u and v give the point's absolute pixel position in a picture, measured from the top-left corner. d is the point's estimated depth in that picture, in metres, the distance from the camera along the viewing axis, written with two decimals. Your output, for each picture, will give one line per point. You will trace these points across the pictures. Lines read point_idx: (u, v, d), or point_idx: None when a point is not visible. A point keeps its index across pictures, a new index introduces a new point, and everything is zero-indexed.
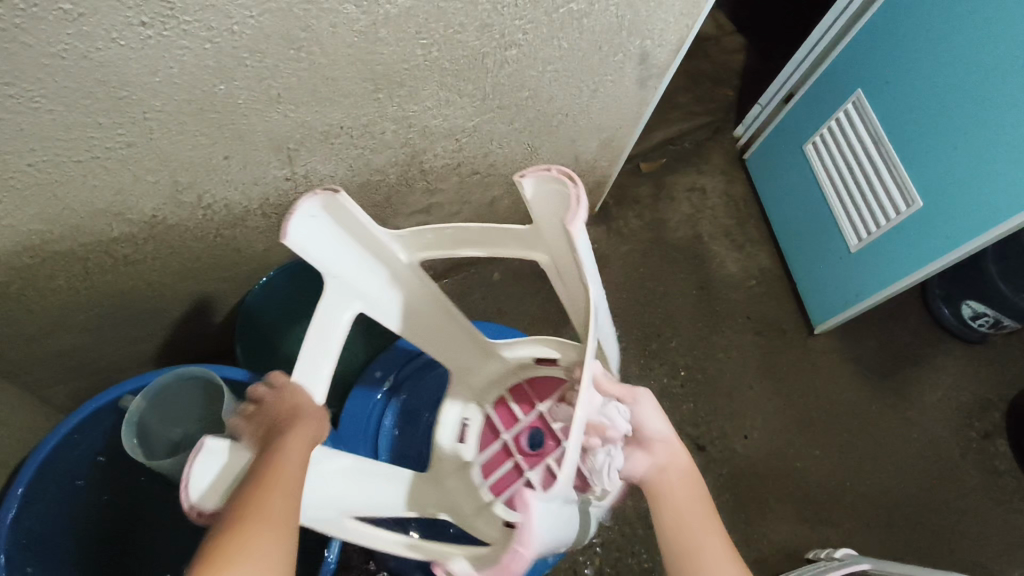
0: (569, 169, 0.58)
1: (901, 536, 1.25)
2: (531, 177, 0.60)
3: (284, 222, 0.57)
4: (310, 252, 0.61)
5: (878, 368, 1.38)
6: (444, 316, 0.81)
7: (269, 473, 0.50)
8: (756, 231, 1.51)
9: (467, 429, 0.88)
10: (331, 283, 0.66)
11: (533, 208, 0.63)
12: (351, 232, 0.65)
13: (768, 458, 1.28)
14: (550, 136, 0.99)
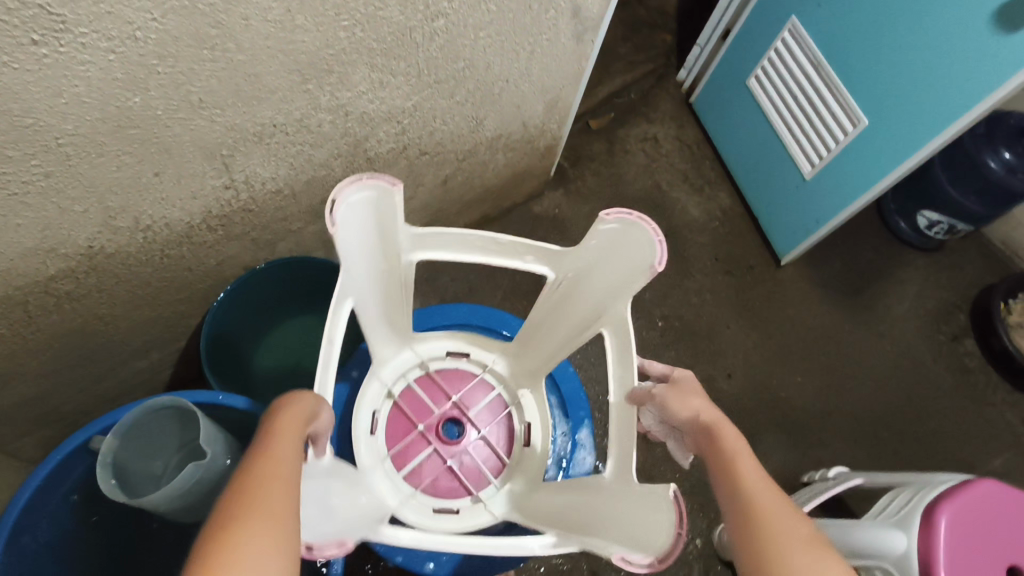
0: (657, 225, 0.58)
1: (888, 445, 1.29)
2: (615, 218, 0.61)
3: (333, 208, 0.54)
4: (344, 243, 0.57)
5: (847, 289, 1.41)
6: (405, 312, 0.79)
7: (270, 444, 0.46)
8: (712, 173, 1.51)
9: (375, 419, 0.81)
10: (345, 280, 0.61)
11: (594, 236, 0.64)
12: (375, 227, 0.61)
13: (754, 393, 1.30)
14: (494, 104, 0.96)
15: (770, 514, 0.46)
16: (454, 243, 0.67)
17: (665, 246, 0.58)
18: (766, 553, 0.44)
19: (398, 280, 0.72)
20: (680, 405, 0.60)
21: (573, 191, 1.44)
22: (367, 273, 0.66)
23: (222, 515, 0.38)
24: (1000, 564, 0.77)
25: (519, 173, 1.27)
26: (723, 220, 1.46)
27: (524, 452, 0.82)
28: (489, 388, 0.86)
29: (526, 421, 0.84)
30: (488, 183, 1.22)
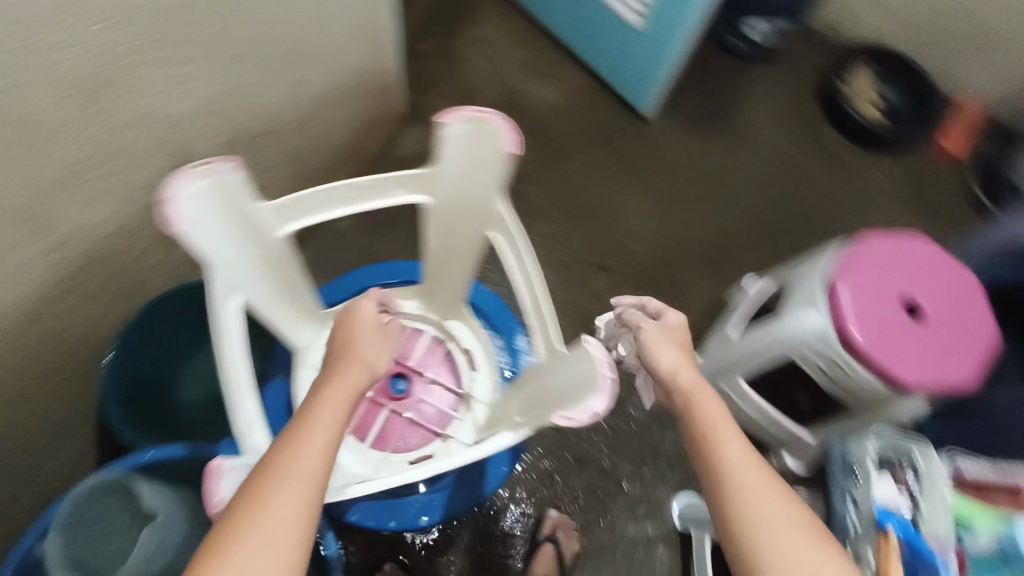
0: (500, 114, 0.57)
1: (790, 244, 1.40)
2: (454, 120, 0.58)
3: (164, 206, 0.50)
4: (197, 240, 0.53)
5: (710, 120, 1.47)
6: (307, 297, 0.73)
7: (308, 431, 0.52)
8: (555, 56, 1.51)
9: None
10: (220, 278, 0.57)
11: (446, 150, 0.61)
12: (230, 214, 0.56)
13: (662, 244, 1.36)
14: (311, 61, 0.91)
15: (742, 481, 0.57)
16: (321, 202, 0.62)
17: (514, 130, 0.57)
18: (739, 519, 0.55)
19: (287, 265, 0.66)
20: (662, 351, 0.68)
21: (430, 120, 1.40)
22: (246, 265, 0.61)
23: (244, 501, 0.47)
24: (896, 301, 0.87)
25: (369, 121, 1.22)
26: (579, 96, 1.47)
27: (472, 377, 0.84)
28: (420, 334, 0.86)
29: (465, 350, 0.86)
30: (342, 142, 1.17)
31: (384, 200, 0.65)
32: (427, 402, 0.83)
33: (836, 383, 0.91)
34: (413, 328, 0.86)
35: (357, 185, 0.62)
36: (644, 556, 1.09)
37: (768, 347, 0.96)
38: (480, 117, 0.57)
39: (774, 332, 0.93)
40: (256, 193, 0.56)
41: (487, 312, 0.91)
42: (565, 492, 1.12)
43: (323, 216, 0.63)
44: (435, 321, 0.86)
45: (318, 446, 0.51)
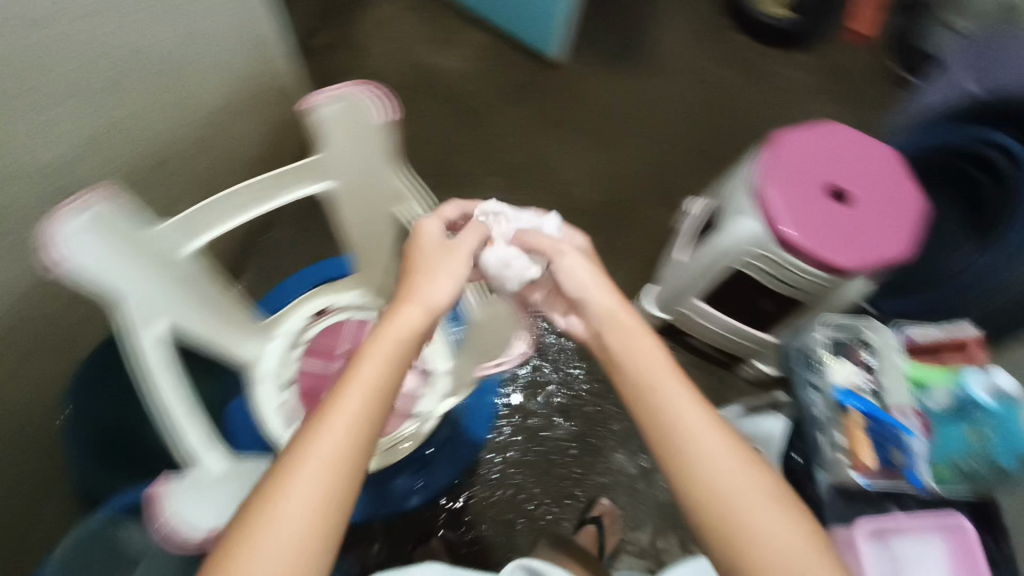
0: (376, 88, 0.58)
1: (722, 153, 1.38)
2: (318, 100, 0.58)
3: (47, 231, 0.49)
4: (93, 270, 0.52)
5: (618, 51, 1.47)
6: (220, 286, 0.69)
7: (354, 386, 0.49)
8: (452, 20, 1.48)
9: (288, 411, 0.79)
10: (128, 298, 0.56)
11: (317, 137, 0.61)
12: (124, 234, 0.54)
13: (601, 183, 1.34)
14: (182, 75, 0.85)
15: (724, 496, 0.49)
16: (207, 213, 0.61)
17: (380, 96, 0.57)
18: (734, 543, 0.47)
19: (200, 276, 0.65)
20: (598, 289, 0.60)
21: None
22: (144, 279, 0.57)
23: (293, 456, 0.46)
24: (824, 189, 0.89)
25: (276, 130, 1.15)
26: (499, 57, 1.44)
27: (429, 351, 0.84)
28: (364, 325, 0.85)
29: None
30: (252, 157, 1.10)
31: (276, 198, 0.64)
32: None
33: (786, 282, 0.92)
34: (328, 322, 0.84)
35: (247, 185, 0.61)
36: (644, 489, 1.13)
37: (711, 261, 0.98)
38: (347, 95, 0.58)
39: (717, 246, 0.95)
40: (138, 218, 0.55)
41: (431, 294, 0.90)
42: (556, 446, 1.14)
43: (222, 228, 0.62)
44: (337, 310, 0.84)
45: (353, 427, 0.47)
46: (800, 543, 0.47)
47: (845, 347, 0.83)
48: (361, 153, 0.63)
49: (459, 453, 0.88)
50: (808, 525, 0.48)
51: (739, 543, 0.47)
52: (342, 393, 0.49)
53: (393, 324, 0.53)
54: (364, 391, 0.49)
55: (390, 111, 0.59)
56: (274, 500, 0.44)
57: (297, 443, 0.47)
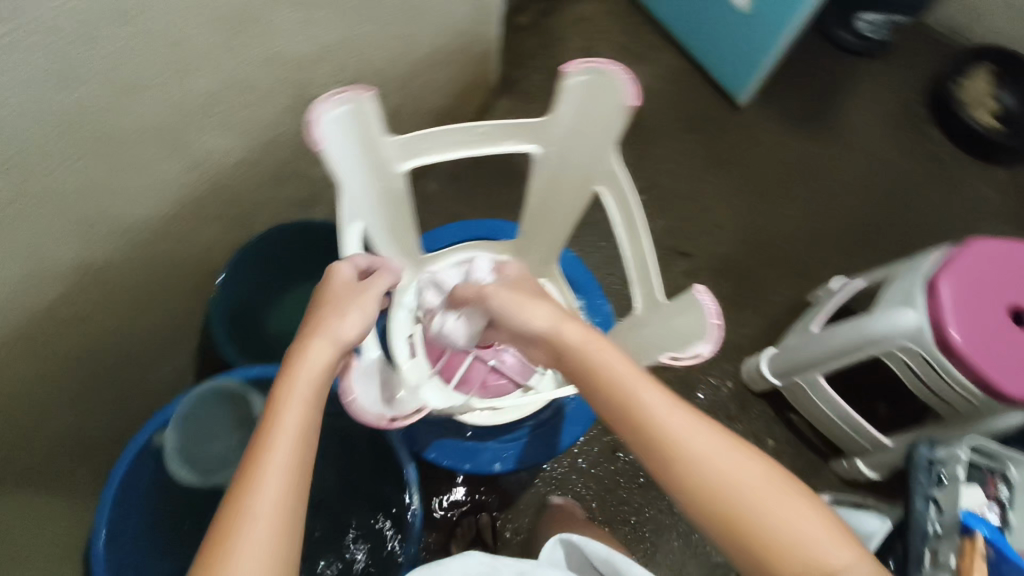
0: (623, 66, 0.57)
1: (877, 246, 1.34)
2: (575, 69, 0.59)
3: (309, 110, 0.52)
4: (334, 160, 0.56)
5: (805, 113, 1.44)
6: (405, 211, 0.72)
7: (278, 436, 0.44)
8: (651, 36, 1.50)
9: (412, 343, 0.84)
10: (346, 194, 0.60)
11: (557, 102, 0.62)
12: (363, 136, 0.59)
13: (745, 237, 1.34)
14: (421, 18, 0.90)
15: (726, 495, 0.46)
16: (434, 145, 0.64)
17: (634, 82, 0.57)
18: (737, 528, 0.45)
19: (398, 196, 0.69)
20: (527, 311, 0.61)
21: (520, 93, 1.39)
22: (358, 182, 0.62)
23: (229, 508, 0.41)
24: (1000, 307, 0.86)
25: (465, 88, 1.20)
26: (685, 86, 1.45)
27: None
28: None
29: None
30: (437, 107, 1.16)
31: (494, 147, 0.67)
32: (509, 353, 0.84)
33: (930, 387, 0.91)
34: None
35: (474, 127, 0.63)
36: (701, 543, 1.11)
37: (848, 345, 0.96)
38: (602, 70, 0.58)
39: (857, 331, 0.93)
40: (386, 125, 0.59)
41: (577, 285, 0.90)
42: (630, 469, 1.13)
43: (436, 157, 0.66)
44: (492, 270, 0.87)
45: (290, 478, 0.43)
46: (819, 530, 0.45)
47: (981, 474, 0.81)
48: (584, 131, 0.64)
49: (555, 435, 0.85)
50: (833, 525, 0.45)
51: (757, 540, 0.45)
52: (264, 448, 0.43)
53: (304, 364, 0.49)
54: (300, 417, 0.46)
55: (636, 90, 0.57)
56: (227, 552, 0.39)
57: (228, 506, 0.41)
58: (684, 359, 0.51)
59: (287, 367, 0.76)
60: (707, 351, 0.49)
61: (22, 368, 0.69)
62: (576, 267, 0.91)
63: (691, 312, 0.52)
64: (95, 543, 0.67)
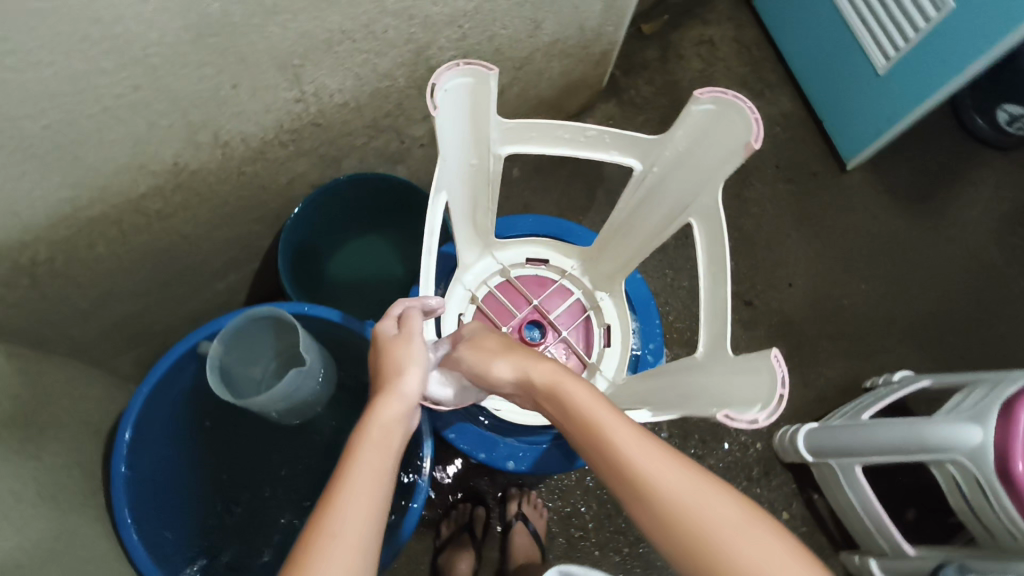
0: (751, 102, 0.54)
1: (953, 348, 1.26)
2: (708, 96, 0.56)
3: (431, 76, 0.52)
4: (441, 129, 0.56)
5: (913, 192, 1.36)
6: (492, 196, 0.72)
7: (358, 468, 0.44)
8: (773, 75, 1.44)
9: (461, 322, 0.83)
10: (442, 165, 0.60)
11: (679, 122, 0.60)
12: (475, 111, 0.58)
13: (815, 303, 1.29)
14: (553, 5, 0.88)
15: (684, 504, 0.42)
16: (541, 136, 0.63)
17: (762, 123, 0.53)
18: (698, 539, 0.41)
19: (489, 179, 0.68)
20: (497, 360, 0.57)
21: (625, 101, 1.36)
22: (457, 154, 0.61)
23: (304, 540, 0.40)
24: None
25: (573, 83, 1.18)
26: (794, 134, 1.39)
27: (603, 353, 0.83)
28: (567, 294, 0.87)
29: (605, 324, 0.85)
30: (542, 96, 1.15)
31: (599, 152, 0.65)
32: (552, 357, 0.83)
33: (976, 509, 0.87)
34: (541, 272, 0.87)
35: (584, 129, 0.62)
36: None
37: (895, 449, 0.91)
38: (733, 102, 0.55)
39: (907, 436, 0.88)
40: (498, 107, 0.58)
41: (636, 307, 0.88)
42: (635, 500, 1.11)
43: (538, 150, 0.64)
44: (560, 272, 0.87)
45: (368, 505, 0.42)
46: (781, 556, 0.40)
47: None
48: (696, 158, 0.61)
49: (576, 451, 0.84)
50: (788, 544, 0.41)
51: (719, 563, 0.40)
52: (344, 480, 0.43)
53: (378, 414, 0.50)
54: (374, 456, 0.46)
55: (761, 130, 0.54)
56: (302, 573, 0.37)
57: (305, 536, 0.40)
58: (739, 420, 0.48)
59: (336, 315, 0.78)
60: (763, 419, 0.46)
61: (98, 248, 0.72)
62: (640, 289, 0.89)
63: (760, 373, 0.49)
64: (124, 428, 0.72)
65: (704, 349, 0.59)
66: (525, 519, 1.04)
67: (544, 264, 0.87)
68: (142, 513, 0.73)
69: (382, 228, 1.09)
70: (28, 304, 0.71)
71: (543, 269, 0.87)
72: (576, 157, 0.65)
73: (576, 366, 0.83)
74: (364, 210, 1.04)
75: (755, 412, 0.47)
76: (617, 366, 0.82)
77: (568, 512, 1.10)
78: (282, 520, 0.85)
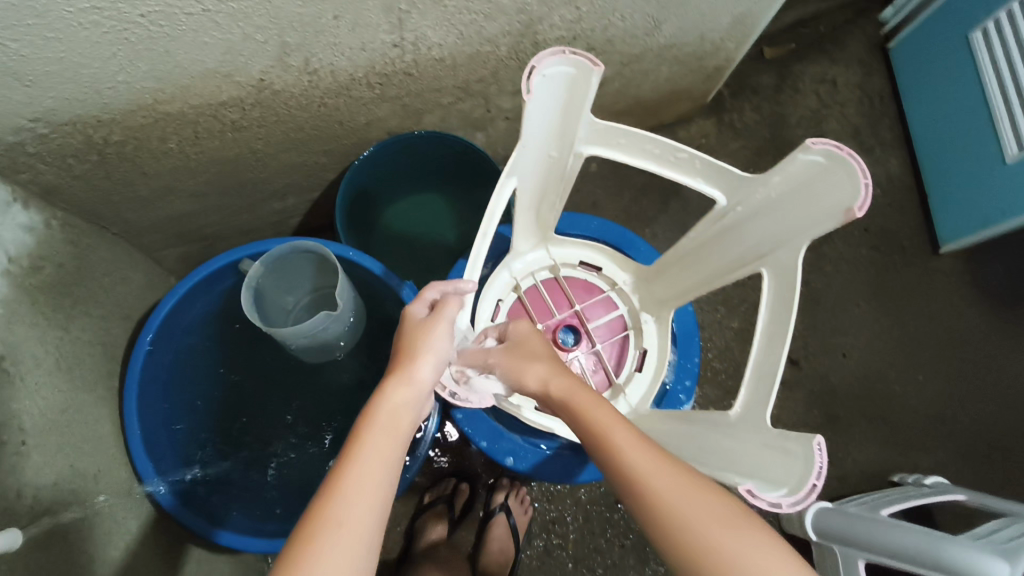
0: (866, 167, 0.48)
1: (999, 467, 1.18)
2: (821, 148, 0.51)
3: (531, 58, 0.49)
4: (528, 111, 0.53)
5: (1005, 294, 1.26)
6: (563, 191, 0.69)
7: (366, 454, 0.44)
8: (889, 134, 1.34)
9: (497, 307, 0.81)
10: (521, 148, 0.57)
11: (781, 166, 0.55)
12: (568, 103, 0.55)
13: (864, 380, 1.21)
14: (679, 8, 0.83)
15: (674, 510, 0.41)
16: (629, 145, 0.59)
17: (872, 191, 0.48)
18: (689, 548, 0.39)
19: (566, 174, 0.65)
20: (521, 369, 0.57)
21: (725, 122, 1.30)
22: (538, 142, 0.58)
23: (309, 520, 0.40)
24: None
25: (676, 92, 1.13)
26: (893, 201, 1.30)
27: (632, 376, 0.80)
28: (611, 307, 0.83)
29: (641, 348, 0.81)
30: (641, 97, 1.10)
31: (686, 176, 0.61)
32: (579, 366, 0.80)
33: None
34: (590, 279, 0.84)
35: (676, 148, 0.58)
36: None
37: (909, 563, 0.84)
38: (847, 161, 0.50)
39: (927, 551, 0.82)
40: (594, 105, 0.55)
41: (677, 339, 0.84)
42: (623, 524, 1.08)
43: (624, 158, 0.61)
44: (610, 283, 0.83)
45: (373, 491, 0.42)
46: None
47: None
48: (789, 210, 0.56)
49: (578, 465, 0.82)
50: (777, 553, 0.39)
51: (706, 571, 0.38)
52: (350, 462, 0.43)
53: (388, 393, 0.50)
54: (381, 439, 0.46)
55: (869, 200, 0.49)
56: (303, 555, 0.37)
57: (310, 516, 0.40)
58: (760, 499, 0.43)
59: (379, 268, 0.77)
60: (786, 504, 0.42)
61: (170, 143, 0.72)
62: (688, 322, 0.85)
63: (793, 456, 0.44)
64: (153, 320, 0.74)
65: (740, 408, 0.55)
66: (508, 512, 1.03)
67: (597, 271, 0.84)
68: (147, 403, 0.75)
69: (447, 189, 1.07)
70: (93, 181, 0.72)
71: (595, 276, 0.84)
72: (660, 175, 0.61)
73: (600, 383, 0.81)
74: (433, 168, 1.03)
75: (778, 495, 0.43)
76: (642, 394, 0.79)
77: (552, 517, 1.08)
78: (281, 450, 0.85)
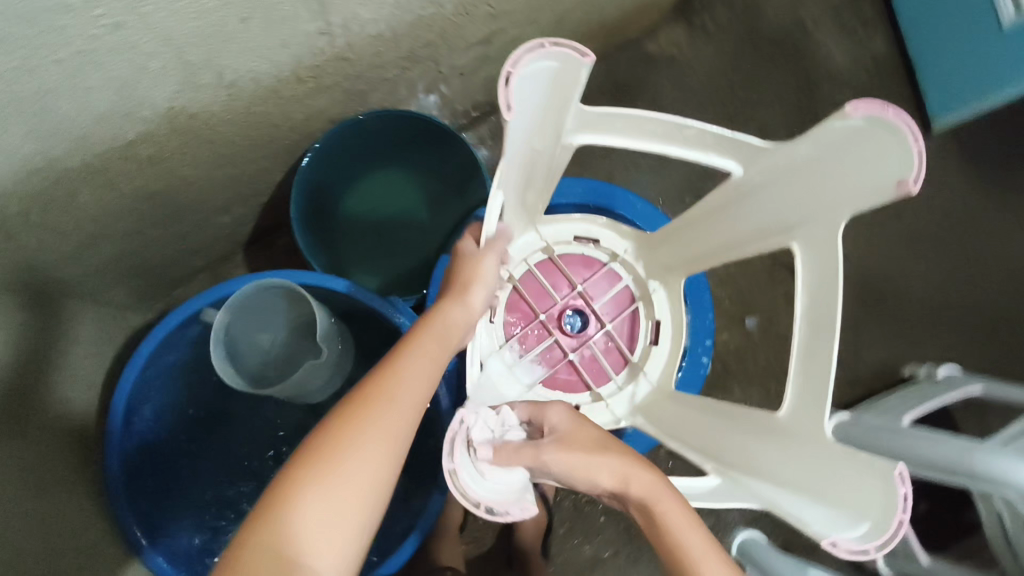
0: (919, 132, 0.41)
1: (1004, 342, 1.18)
2: (864, 112, 0.43)
3: (510, 60, 0.40)
4: (513, 119, 0.44)
5: (1000, 165, 1.21)
6: (552, 178, 0.60)
7: (414, 360, 0.49)
8: (870, 8, 1.23)
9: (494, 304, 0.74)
10: (507, 156, 0.48)
11: (810, 132, 0.47)
12: (554, 96, 0.46)
13: (867, 279, 1.19)
14: None
15: None
16: (627, 126, 0.50)
17: (927, 159, 0.42)
18: None
19: (554, 164, 0.56)
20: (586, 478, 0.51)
21: (695, 25, 1.17)
22: (524, 144, 0.49)
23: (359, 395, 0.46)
24: None
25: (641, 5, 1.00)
26: (880, 84, 1.22)
27: (649, 351, 0.75)
28: (615, 279, 0.77)
29: (654, 318, 0.75)
30: (604, 19, 0.97)
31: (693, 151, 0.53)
32: (592, 350, 0.75)
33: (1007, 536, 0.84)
34: (589, 252, 0.76)
35: (683, 125, 0.50)
36: None
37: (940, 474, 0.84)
38: (896, 125, 0.42)
39: (961, 462, 0.80)
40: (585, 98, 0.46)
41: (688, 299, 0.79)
42: None
43: (621, 142, 0.52)
44: (610, 254, 0.76)
45: (412, 398, 0.47)
46: None
47: None
48: (823, 178, 0.49)
49: None
50: None
51: None
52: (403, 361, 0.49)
53: (441, 315, 0.54)
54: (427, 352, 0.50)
55: (924, 169, 0.42)
56: (344, 424, 0.43)
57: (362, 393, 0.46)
58: (839, 546, 0.43)
59: (345, 285, 0.69)
60: (873, 549, 0.41)
61: (82, 196, 0.61)
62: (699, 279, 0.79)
63: (868, 485, 0.43)
64: (116, 402, 0.67)
65: (789, 407, 0.51)
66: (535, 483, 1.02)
67: (595, 244, 0.76)
68: (133, 483, 0.70)
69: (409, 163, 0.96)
70: (7, 257, 0.61)
71: (593, 250, 0.76)
72: (665, 155, 0.53)
73: (615, 364, 0.76)
74: (389, 143, 0.91)
75: (858, 536, 0.42)
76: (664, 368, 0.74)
77: None
78: None
